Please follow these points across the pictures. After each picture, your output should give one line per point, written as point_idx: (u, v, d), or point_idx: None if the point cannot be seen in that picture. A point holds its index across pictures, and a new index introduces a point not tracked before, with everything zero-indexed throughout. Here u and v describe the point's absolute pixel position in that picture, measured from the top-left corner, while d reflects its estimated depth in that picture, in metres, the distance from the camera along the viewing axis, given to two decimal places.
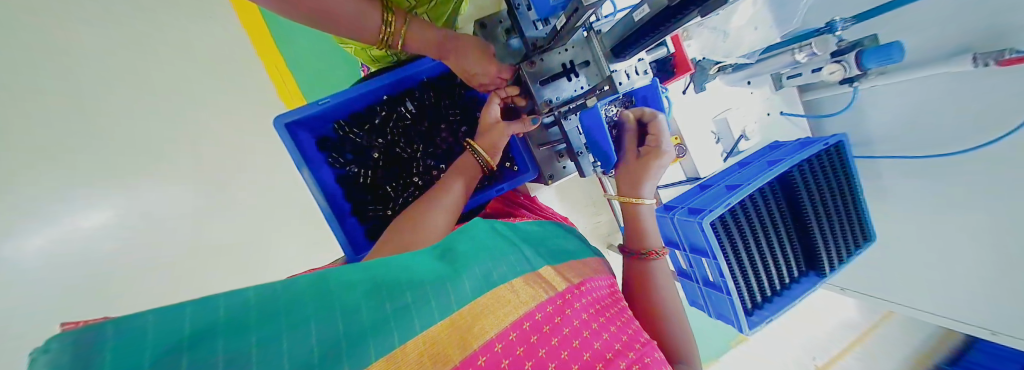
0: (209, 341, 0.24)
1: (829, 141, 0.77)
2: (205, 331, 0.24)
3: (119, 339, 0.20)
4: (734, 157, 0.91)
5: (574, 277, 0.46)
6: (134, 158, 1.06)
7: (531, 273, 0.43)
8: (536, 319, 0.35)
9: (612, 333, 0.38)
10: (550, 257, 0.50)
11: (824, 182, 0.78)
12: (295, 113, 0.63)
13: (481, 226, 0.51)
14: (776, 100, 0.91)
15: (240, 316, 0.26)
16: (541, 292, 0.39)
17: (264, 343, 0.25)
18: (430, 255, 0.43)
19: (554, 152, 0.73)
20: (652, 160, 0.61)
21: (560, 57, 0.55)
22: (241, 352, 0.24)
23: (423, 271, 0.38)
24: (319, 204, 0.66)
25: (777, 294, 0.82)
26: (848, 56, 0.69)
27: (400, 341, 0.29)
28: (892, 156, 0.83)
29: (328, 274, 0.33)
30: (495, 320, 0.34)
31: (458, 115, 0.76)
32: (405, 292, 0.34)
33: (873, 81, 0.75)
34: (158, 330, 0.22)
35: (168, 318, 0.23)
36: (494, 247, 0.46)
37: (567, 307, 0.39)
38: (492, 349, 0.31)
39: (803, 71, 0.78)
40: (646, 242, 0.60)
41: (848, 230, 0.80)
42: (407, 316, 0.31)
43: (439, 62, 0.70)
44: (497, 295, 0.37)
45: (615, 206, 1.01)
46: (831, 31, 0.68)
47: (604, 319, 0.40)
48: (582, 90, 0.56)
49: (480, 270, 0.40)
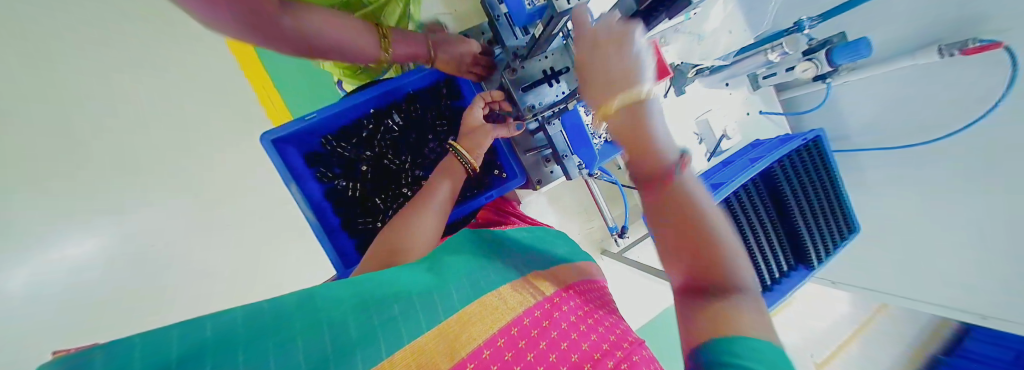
0: (196, 357, 0.23)
1: (807, 136, 0.80)
2: (191, 350, 0.23)
3: (106, 358, 0.20)
4: (719, 156, 0.95)
5: (563, 281, 0.46)
6: (134, 180, 1.05)
7: (519, 279, 0.43)
8: (525, 324, 0.35)
9: (601, 333, 0.37)
10: (540, 263, 0.50)
11: (806, 176, 0.80)
12: (281, 129, 0.64)
13: (468, 239, 0.52)
14: (755, 99, 0.95)
15: (228, 333, 0.26)
16: (527, 298, 0.39)
17: (250, 360, 0.25)
18: (418, 269, 0.43)
19: (541, 158, 0.74)
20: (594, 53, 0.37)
21: (540, 64, 0.56)
22: (227, 365, 0.24)
23: (411, 285, 0.38)
24: (307, 219, 0.66)
25: (768, 289, 0.82)
26: (818, 54, 0.72)
27: (388, 352, 0.29)
28: (871, 148, 0.86)
29: (317, 293, 0.34)
30: (483, 327, 0.34)
31: (445, 125, 0.76)
32: (392, 305, 0.34)
33: (844, 77, 0.79)
34: (145, 349, 0.22)
35: (153, 341, 0.22)
36: (479, 259, 0.46)
37: (555, 310, 0.38)
38: (479, 356, 0.31)
39: (778, 71, 0.81)
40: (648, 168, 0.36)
41: (832, 220, 0.81)
42: (396, 328, 0.31)
43: (424, 72, 0.71)
44: (484, 302, 0.37)
45: (599, 198, 0.85)
46: (799, 30, 0.72)
47: (591, 320, 0.39)
48: (563, 95, 0.57)
49: (468, 281, 0.40)
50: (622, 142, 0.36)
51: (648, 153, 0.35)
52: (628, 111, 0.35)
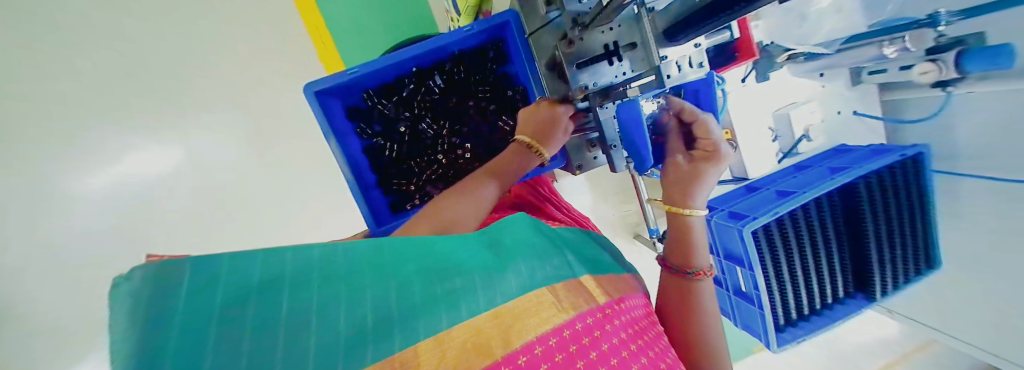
0: (272, 292, 0.25)
1: (908, 151, 0.65)
2: (270, 281, 0.25)
3: (196, 276, 0.23)
4: (792, 158, 0.84)
5: (614, 292, 0.42)
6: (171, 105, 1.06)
7: (574, 281, 0.40)
8: (577, 329, 0.33)
9: (651, 358, 0.35)
10: (589, 265, 0.47)
11: (897, 197, 0.67)
12: (324, 81, 0.63)
13: (525, 220, 0.48)
14: (851, 96, 0.80)
15: (305, 276, 0.27)
16: (579, 301, 0.37)
17: (323, 304, 0.26)
18: (479, 239, 0.41)
19: (585, 141, 0.67)
20: (703, 166, 0.49)
21: (602, 37, 0.50)
22: (303, 309, 0.25)
23: (472, 260, 0.37)
24: (345, 176, 0.67)
25: (814, 313, 0.74)
26: (947, 55, 0.57)
27: (448, 325, 0.28)
28: (975, 175, 0.68)
29: (389, 243, 0.33)
30: (537, 322, 0.32)
31: (487, 92, 0.72)
32: (453, 278, 0.33)
33: (968, 88, 0.65)
34: (229, 278, 0.24)
35: (240, 268, 0.24)
36: (536, 246, 0.44)
37: (606, 322, 0.36)
38: (531, 351, 0.29)
39: (889, 67, 0.67)
40: (692, 259, 0.48)
41: (908, 251, 0.70)
42: (456, 301, 0.31)
43: (470, 34, 0.64)
44: (541, 297, 0.35)
45: (643, 190, 0.77)
46: (931, 25, 0.57)
47: (642, 341, 0.37)
48: (624, 76, 0.51)
49: (525, 268, 0.38)
50: (676, 238, 0.49)
51: (692, 250, 0.48)
52: (683, 220, 0.49)
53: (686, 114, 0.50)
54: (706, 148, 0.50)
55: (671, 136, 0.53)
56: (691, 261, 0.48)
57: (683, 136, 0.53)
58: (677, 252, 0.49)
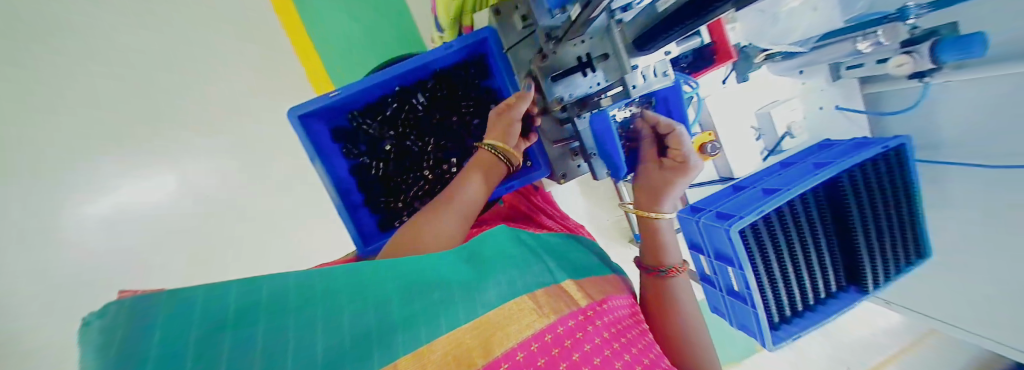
0: (247, 320, 0.25)
1: (891, 143, 0.65)
2: (246, 307, 0.26)
3: (170, 309, 0.23)
4: (777, 156, 0.85)
5: (597, 294, 0.43)
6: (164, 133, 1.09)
7: (553, 285, 0.41)
8: (558, 332, 0.33)
9: (634, 354, 0.36)
10: (574, 270, 0.48)
11: (878, 188, 0.68)
12: (307, 105, 0.64)
13: (504, 231, 0.48)
14: (833, 91, 0.82)
15: (281, 302, 0.27)
16: (561, 306, 0.37)
17: (299, 327, 0.26)
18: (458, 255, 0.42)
19: (568, 149, 0.68)
20: (672, 176, 0.51)
21: (575, 50, 0.51)
22: (280, 332, 0.26)
23: (452, 273, 0.37)
24: (331, 197, 0.68)
25: (809, 309, 0.74)
26: (922, 46, 0.58)
27: (429, 338, 0.29)
28: (957, 163, 0.70)
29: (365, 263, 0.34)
30: (518, 329, 0.32)
31: (472, 107, 0.73)
32: (433, 292, 0.34)
33: (946, 77, 0.66)
34: (206, 307, 0.24)
35: (214, 297, 0.25)
36: (518, 256, 0.44)
37: (588, 323, 0.36)
38: (513, 358, 0.30)
39: (867, 61, 0.69)
40: (663, 258, 0.52)
41: (896, 241, 0.70)
42: (435, 315, 0.31)
43: (450, 52, 0.66)
44: (522, 304, 0.35)
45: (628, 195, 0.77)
46: (899, 19, 0.59)
47: (625, 340, 0.37)
48: (598, 87, 0.52)
49: (506, 278, 0.38)
50: (645, 239, 0.53)
51: (662, 249, 0.52)
52: (652, 222, 0.53)
53: (660, 127, 0.51)
54: (678, 158, 0.51)
55: (646, 144, 0.55)
56: (664, 259, 0.52)
57: (656, 143, 0.55)
58: (650, 251, 0.52)
